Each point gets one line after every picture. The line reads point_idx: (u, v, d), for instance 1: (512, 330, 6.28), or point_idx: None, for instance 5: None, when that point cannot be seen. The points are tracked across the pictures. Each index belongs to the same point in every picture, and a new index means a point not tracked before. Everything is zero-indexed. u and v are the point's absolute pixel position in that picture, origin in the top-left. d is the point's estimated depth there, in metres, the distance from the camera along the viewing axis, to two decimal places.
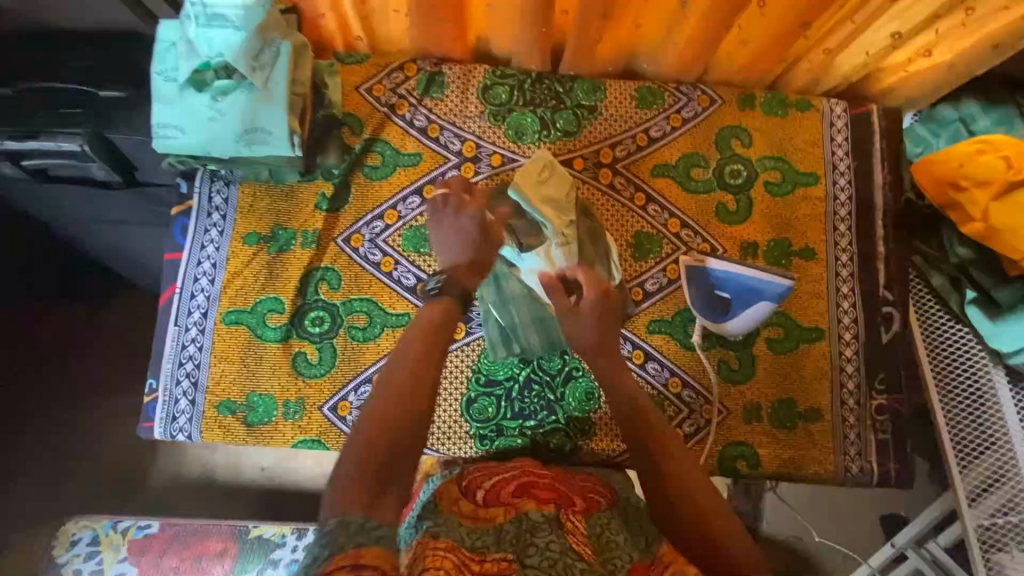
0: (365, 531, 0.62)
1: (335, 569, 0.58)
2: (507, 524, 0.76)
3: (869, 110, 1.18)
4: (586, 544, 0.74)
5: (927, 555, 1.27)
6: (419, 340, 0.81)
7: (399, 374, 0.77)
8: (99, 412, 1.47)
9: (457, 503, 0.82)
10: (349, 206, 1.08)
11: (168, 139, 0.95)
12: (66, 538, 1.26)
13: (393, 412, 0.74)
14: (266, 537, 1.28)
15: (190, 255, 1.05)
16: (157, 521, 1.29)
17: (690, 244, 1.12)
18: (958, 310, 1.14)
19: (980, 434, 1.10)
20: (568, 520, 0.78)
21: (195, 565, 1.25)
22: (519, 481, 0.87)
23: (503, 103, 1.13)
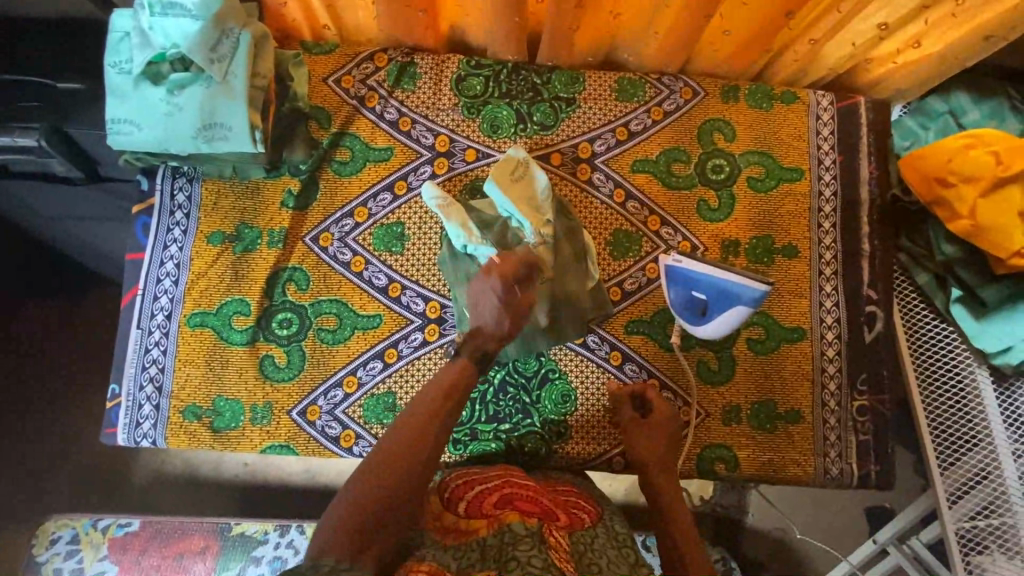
0: None
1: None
2: (489, 538, 0.79)
3: (857, 102, 1.14)
4: (567, 561, 0.77)
5: (909, 551, 1.26)
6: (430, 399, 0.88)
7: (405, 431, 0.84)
8: (72, 412, 1.41)
9: (441, 517, 0.86)
10: (317, 204, 1.04)
11: (123, 134, 0.91)
12: (46, 537, 1.25)
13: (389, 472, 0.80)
14: (249, 534, 1.26)
15: (152, 255, 1.02)
16: (138, 519, 1.27)
17: (670, 243, 1.09)
18: (942, 309, 1.12)
19: (963, 434, 1.08)
20: (550, 535, 0.79)
21: (175, 563, 1.23)
22: (501, 492, 0.87)
23: (477, 95, 1.09)
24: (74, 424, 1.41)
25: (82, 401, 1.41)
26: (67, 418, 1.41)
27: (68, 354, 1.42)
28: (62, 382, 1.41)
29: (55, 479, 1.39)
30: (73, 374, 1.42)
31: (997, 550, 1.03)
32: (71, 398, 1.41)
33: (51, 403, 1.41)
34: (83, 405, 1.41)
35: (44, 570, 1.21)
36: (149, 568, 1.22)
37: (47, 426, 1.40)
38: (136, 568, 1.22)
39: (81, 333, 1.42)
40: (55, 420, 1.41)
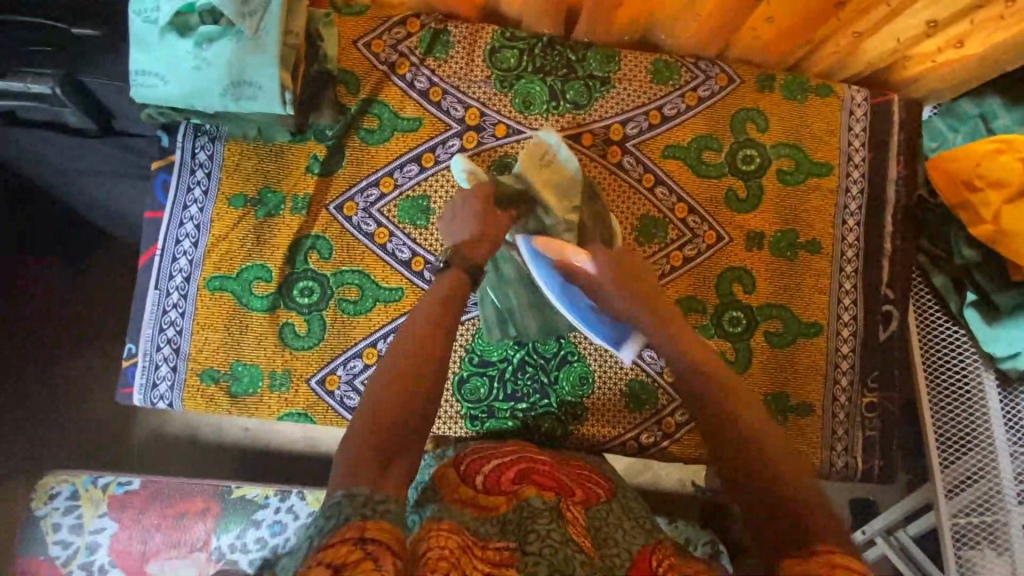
0: (371, 504, 0.66)
1: (340, 543, 0.62)
2: (508, 513, 0.78)
3: (890, 100, 1.13)
4: (585, 536, 0.77)
5: (895, 543, 1.31)
6: (431, 308, 0.85)
7: (409, 341, 0.82)
8: (72, 370, 1.38)
9: (458, 490, 0.84)
10: (342, 171, 1.02)
11: (147, 87, 0.88)
12: (45, 491, 1.24)
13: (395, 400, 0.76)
14: (250, 497, 1.27)
15: (172, 215, 0.99)
16: (138, 478, 1.27)
17: (696, 231, 1.09)
18: (956, 312, 1.14)
19: (965, 435, 1.10)
20: (568, 510, 0.80)
21: (177, 522, 1.24)
22: (519, 467, 0.88)
23: (510, 69, 1.06)
24: (76, 384, 1.39)
25: (83, 359, 1.39)
26: (68, 377, 1.38)
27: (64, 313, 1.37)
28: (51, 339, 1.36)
29: (54, 437, 1.37)
30: (71, 333, 1.37)
31: (987, 546, 1.06)
32: (69, 356, 1.38)
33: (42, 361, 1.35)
34: (86, 365, 1.39)
35: (42, 525, 1.22)
36: (148, 527, 1.23)
37: (48, 381, 1.38)
38: (136, 525, 1.23)
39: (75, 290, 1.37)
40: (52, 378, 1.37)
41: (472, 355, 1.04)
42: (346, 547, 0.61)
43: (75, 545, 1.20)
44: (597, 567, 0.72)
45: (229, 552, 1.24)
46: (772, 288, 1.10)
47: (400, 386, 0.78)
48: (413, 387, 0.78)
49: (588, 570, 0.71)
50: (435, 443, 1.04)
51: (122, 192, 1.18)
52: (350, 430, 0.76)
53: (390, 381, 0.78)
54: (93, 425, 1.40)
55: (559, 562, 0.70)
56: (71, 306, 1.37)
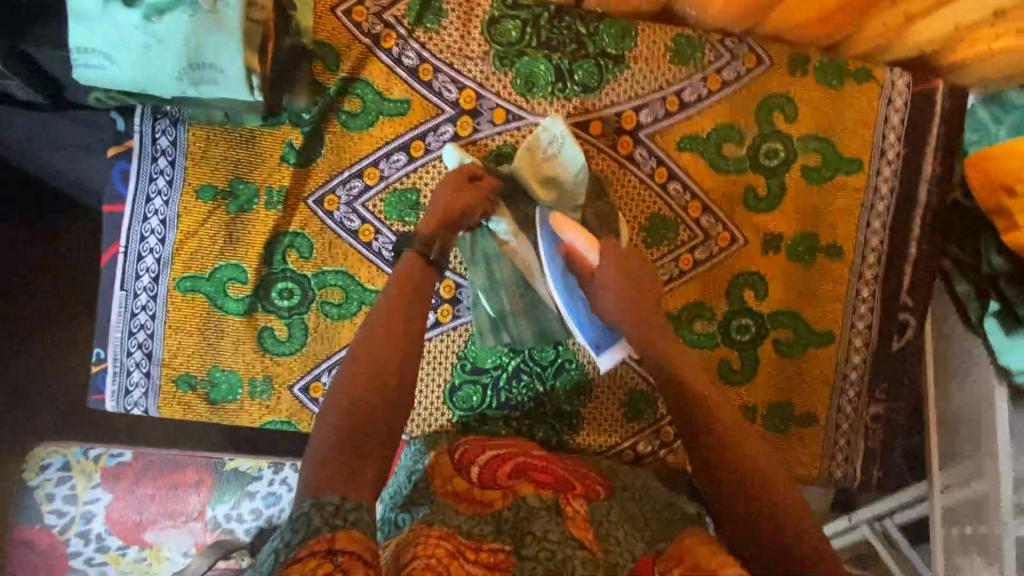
0: (342, 513, 0.58)
1: (309, 556, 0.54)
2: (504, 510, 0.72)
3: (934, 88, 1.02)
4: (587, 530, 0.70)
5: (879, 529, 1.24)
6: (396, 291, 0.79)
7: (374, 331, 0.75)
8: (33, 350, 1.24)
9: (451, 483, 0.79)
10: (321, 160, 0.92)
11: (91, 68, 0.76)
12: (36, 462, 1.20)
13: (365, 402, 0.70)
14: (242, 469, 1.24)
15: (134, 209, 0.89)
16: (130, 449, 1.22)
17: (709, 232, 1.00)
18: (975, 321, 1.06)
19: (969, 447, 1.05)
20: (568, 505, 0.73)
21: (170, 494, 1.21)
22: (516, 461, 0.82)
23: (512, 44, 0.93)
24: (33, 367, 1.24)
25: (43, 339, 1.24)
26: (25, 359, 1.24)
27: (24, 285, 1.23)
28: (10, 315, 1.23)
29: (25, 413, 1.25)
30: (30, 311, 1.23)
31: None
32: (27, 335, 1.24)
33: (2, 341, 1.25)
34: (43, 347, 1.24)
35: (36, 494, 1.18)
36: (143, 497, 1.20)
37: None
38: (131, 496, 1.20)
39: (34, 262, 1.23)
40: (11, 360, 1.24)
41: (465, 361, 0.99)
42: (316, 559, 0.53)
43: (70, 515, 1.18)
44: (600, 565, 0.64)
45: (225, 522, 1.22)
46: (785, 294, 1.03)
47: (371, 385, 0.71)
48: (384, 386, 0.72)
49: (590, 567, 0.63)
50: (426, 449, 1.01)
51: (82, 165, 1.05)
52: (315, 436, 0.69)
53: (360, 381, 0.71)
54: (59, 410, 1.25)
55: (555, 565, 0.63)
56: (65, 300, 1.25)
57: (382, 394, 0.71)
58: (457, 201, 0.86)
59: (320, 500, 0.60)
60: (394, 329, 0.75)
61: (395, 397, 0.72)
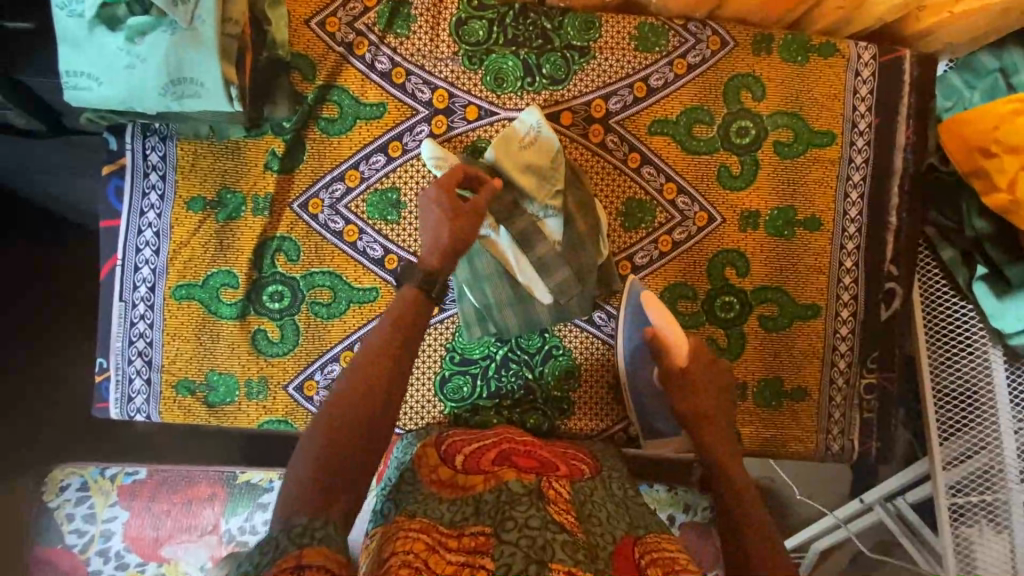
0: (308, 533, 0.60)
1: (281, 567, 0.57)
2: (485, 494, 0.73)
3: (901, 57, 1.03)
4: (568, 512, 0.72)
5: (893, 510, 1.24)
6: (386, 326, 0.81)
7: (362, 363, 0.78)
8: (50, 366, 1.30)
9: (437, 471, 0.82)
10: (303, 167, 0.96)
11: (81, 89, 0.81)
12: (55, 484, 1.23)
13: (341, 432, 0.72)
14: (254, 482, 1.27)
15: (129, 223, 0.94)
16: (145, 467, 1.26)
17: (685, 213, 1.02)
18: (964, 286, 1.05)
19: (970, 414, 1.03)
20: (549, 488, 0.74)
21: (185, 509, 1.23)
22: (499, 448, 0.85)
23: (480, 43, 0.97)
24: (48, 382, 1.30)
25: (57, 355, 1.29)
26: (42, 375, 1.29)
27: (42, 299, 1.28)
28: (29, 337, 1.29)
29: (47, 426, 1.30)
30: (42, 325, 1.29)
31: (985, 524, 1.02)
32: (40, 353, 1.29)
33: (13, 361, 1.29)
34: (56, 362, 1.30)
35: (56, 516, 1.21)
36: (158, 514, 1.22)
37: None
38: (147, 512, 1.22)
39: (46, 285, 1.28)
40: (32, 377, 1.29)
41: (453, 353, 1.01)
42: None
43: (90, 534, 1.20)
44: (580, 547, 0.66)
45: (239, 534, 1.24)
46: (768, 270, 1.04)
47: (352, 417, 0.74)
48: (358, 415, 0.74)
49: (570, 548, 0.64)
50: None
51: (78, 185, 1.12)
52: (296, 458, 0.72)
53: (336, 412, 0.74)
54: (76, 423, 1.31)
55: (538, 552, 0.63)
56: (74, 319, 1.30)
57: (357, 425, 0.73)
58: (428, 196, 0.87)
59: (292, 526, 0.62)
60: (378, 368, 0.78)
61: (376, 430, 0.74)
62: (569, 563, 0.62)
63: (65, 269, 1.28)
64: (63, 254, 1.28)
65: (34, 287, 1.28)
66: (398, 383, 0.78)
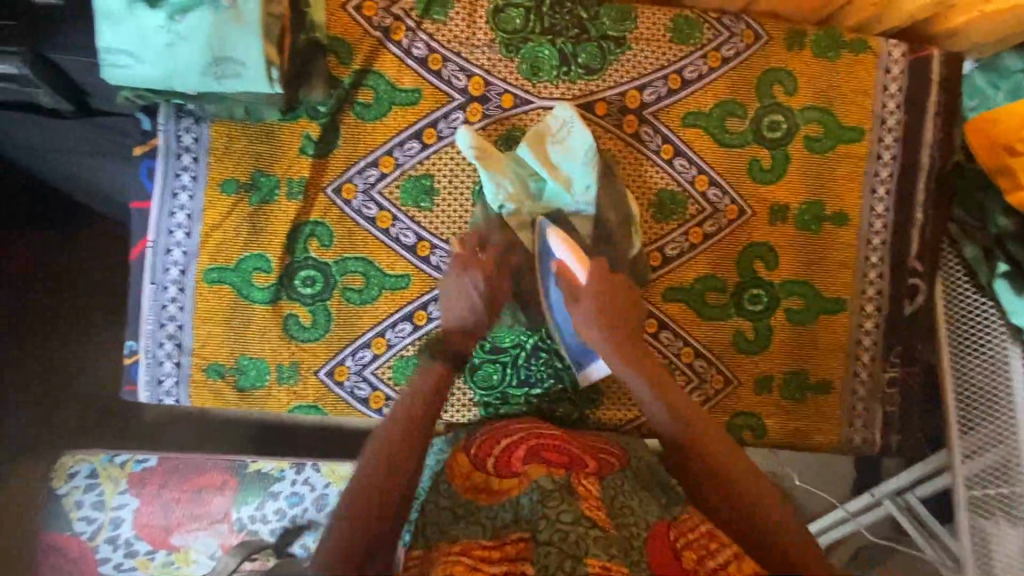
0: None
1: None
2: (522, 495, 0.74)
3: (930, 55, 1.04)
4: (599, 508, 0.72)
5: (904, 503, 1.23)
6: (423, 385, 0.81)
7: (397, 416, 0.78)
8: (64, 346, 1.28)
9: (471, 476, 0.80)
10: (338, 151, 0.95)
11: (121, 67, 0.81)
12: (64, 471, 1.19)
13: (378, 498, 0.71)
14: (267, 471, 1.23)
15: (161, 205, 0.93)
16: (155, 455, 1.23)
17: (717, 205, 1.02)
18: (986, 283, 1.04)
19: (987, 406, 1.02)
20: (579, 485, 0.75)
21: (196, 497, 1.19)
22: (529, 444, 0.82)
23: (517, 31, 0.97)
24: (63, 360, 1.28)
25: (75, 339, 1.28)
26: (58, 354, 1.28)
27: (61, 282, 1.27)
28: (45, 321, 1.27)
29: (62, 406, 1.28)
30: (62, 309, 1.27)
31: (1000, 516, 1.01)
32: (56, 333, 1.27)
33: (30, 341, 1.27)
34: (75, 345, 1.28)
35: (65, 502, 1.17)
36: (170, 501, 1.19)
37: None
38: (157, 500, 1.18)
39: (66, 269, 1.27)
40: (48, 356, 1.28)
41: (484, 341, 1.02)
42: None
43: (99, 521, 1.16)
44: (614, 542, 0.67)
45: (249, 523, 1.20)
46: (796, 264, 1.05)
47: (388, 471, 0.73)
48: (394, 483, 0.73)
49: (604, 544, 0.66)
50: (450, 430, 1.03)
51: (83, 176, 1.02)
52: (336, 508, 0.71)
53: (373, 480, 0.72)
54: (88, 403, 1.29)
55: (571, 547, 0.66)
56: (92, 304, 1.28)
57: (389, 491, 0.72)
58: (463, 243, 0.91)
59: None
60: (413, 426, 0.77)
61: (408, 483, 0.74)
62: (604, 559, 0.64)
63: (87, 254, 1.27)
64: (88, 238, 1.27)
65: (53, 266, 1.27)
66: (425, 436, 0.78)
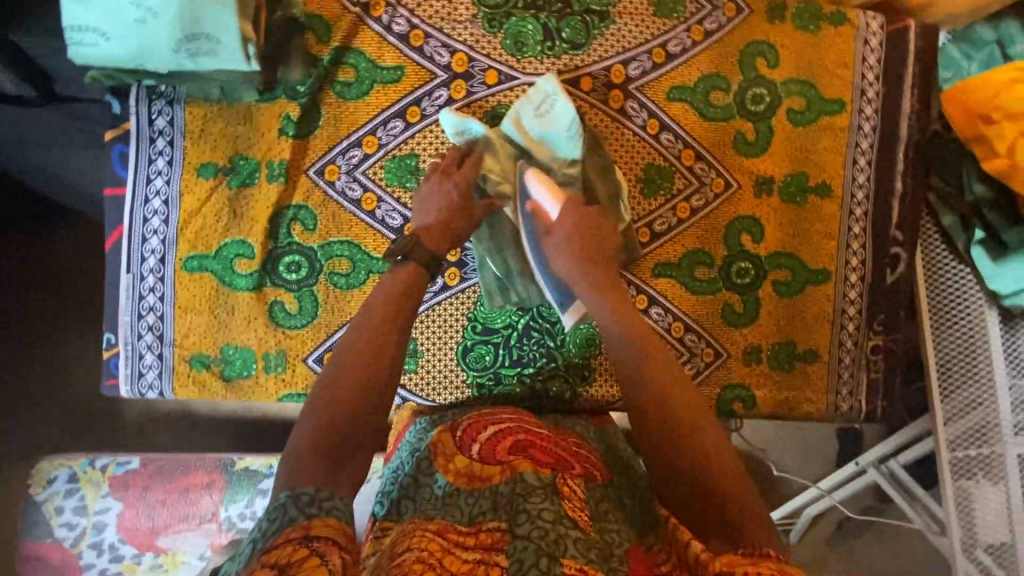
0: (317, 502, 0.57)
1: (284, 543, 0.53)
2: (501, 486, 0.67)
3: (906, 27, 1.05)
4: (582, 510, 0.64)
5: (887, 471, 1.24)
6: (395, 286, 0.79)
7: (370, 321, 0.76)
8: (50, 348, 1.23)
9: (452, 462, 0.74)
10: (319, 132, 0.93)
11: (86, 45, 0.78)
12: (43, 477, 1.15)
13: (355, 405, 0.68)
14: (253, 468, 1.18)
15: (135, 191, 0.90)
16: (138, 457, 1.18)
17: (703, 179, 1.03)
18: (963, 250, 1.06)
19: (968, 370, 1.03)
20: (564, 484, 0.67)
21: (181, 498, 1.15)
22: (517, 436, 0.75)
23: (499, 6, 0.95)
24: (58, 363, 1.23)
25: (49, 339, 1.23)
26: (48, 351, 1.23)
27: (32, 281, 1.22)
28: (18, 323, 1.22)
29: (48, 406, 1.23)
30: (35, 309, 1.22)
31: (982, 476, 1.02)
32: (47, 330, 1.23)
33: (19, 339, 1.22)
34: (56, 344, 1.23)
35: (44, 510, 1.13)
36: (154, 503, 1.14)
37: None
38: (141, 503, 1.14)
39: (35, 266, 1.21)
40: (38, 353, 1.23)
41: (475, 323, 1.01)
42: (291, 546, 0.52)
43: (81, 527, 1.12)
44: (594, 545, 0.59)
45: (239, 521, 1.16)
46: (782, 235, 1.06)
47: (362, 373, 0.71)
48: (372, 392, 0.70)
49: (584, 547, 0.58)
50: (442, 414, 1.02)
51: (71, 163, 0.98)
52: (304, 415, 0.68)
53: (351, 385, 0.69)
54: (79, 409, 1.24)
55: (550, 546, 0.57)
56: (66, 303, 1.23)
57: (367, 399, 0.69)
58: (449, 202, 0.87)
59: (294, 492, 0.58)
60: (388, 329, 0.75)
61: (384, 390, 0.71)
62: (581, 561, 0.56)
63: (56, 250, 1.21)
64: (57, 233, 1.21)
65: (44, 264, 1.22)
66: (400, 344, 0.76)
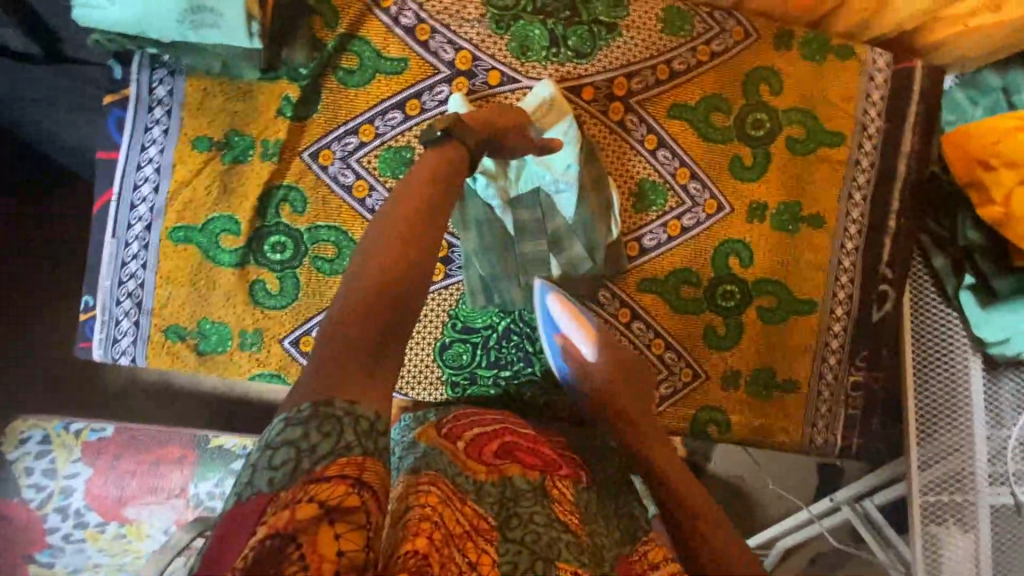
0: (353, 428, 0.50)
1: (336, 480, 0.48)
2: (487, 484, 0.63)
3: (912, 67, 1.06)
4: (574, 512, 0.64)
5: (860, 510, 1.21)
6: (429, 184, 0.69)
7: (401, 215, 0.65)
8: (26, 310, 1.21)
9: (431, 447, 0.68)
10: (317, 117, 0.93)
11: (91, 7, 0.80)
12: (15, 436, 1.11)
13: (385, 310, 0.58)
14: (227, 447, 1.16)
15: (128, 157, 0.90)
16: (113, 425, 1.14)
17: (696, 199, 1.03)
18: (951, 293, 1.04)
19: (947, 414, 1.01)
20: (554, 487, 0.65)
21: (152, 470, 1.13)
22: (502, 440, 0.70)
23: (507, 7, 0.95)
24: (37, 325, 1.22)
25: (28, 300, 1.21)
26: (25, 312, 1.21)
27: (12, 241, 1.20)
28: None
29: (20, 367, 1.21)
30: (14, 268, 1.20)
31: (953, 523, 0.99)
32: (26, 291, 1.21)
33: None
34: (34, 305, 1.21)
35: (14, 469, 1.09)
36: (123, 473, 1.12)
37: None
38: (110, 472, 1.11)
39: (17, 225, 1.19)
40: (14, 313, 1.21)
41: (455, 321, 1.00)
42: (343, 487, 0.48)
43: (48, 489, 1.09)
44: (586, 548, 0.59)
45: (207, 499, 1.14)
46: (771, 262, 1.05)
47: (393, 268, 0.61)
48: (399, 295, 0.60)
49: (575, 549, 0.58)
50: (414, 408, 1.02)
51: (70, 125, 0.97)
52: (331, 310, 0.58)
53: (374, 285, 0.59)
54: (52, 372, 1.23)
55: (543, 550, 0.57)
56: (47, 266, 1.21)
57: (392, 299, 0.59)
58: None
59: (316, 401, 0.51)
60: (424, 224, 0.66)
61: (416, 284, 0.62)
62: (576, 564, 0.56)
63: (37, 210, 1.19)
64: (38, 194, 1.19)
65: (27, 224, 1.20)
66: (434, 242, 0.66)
